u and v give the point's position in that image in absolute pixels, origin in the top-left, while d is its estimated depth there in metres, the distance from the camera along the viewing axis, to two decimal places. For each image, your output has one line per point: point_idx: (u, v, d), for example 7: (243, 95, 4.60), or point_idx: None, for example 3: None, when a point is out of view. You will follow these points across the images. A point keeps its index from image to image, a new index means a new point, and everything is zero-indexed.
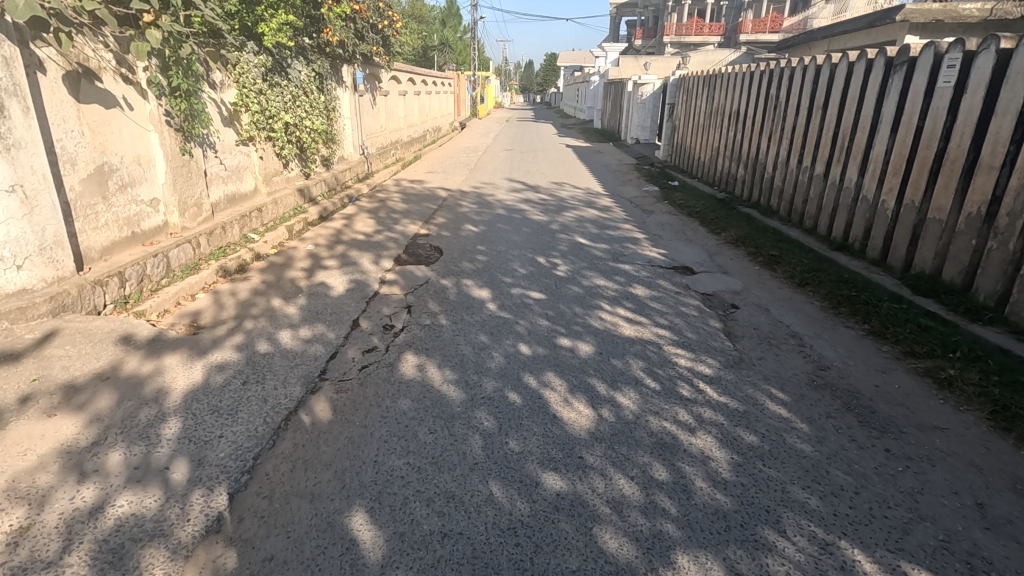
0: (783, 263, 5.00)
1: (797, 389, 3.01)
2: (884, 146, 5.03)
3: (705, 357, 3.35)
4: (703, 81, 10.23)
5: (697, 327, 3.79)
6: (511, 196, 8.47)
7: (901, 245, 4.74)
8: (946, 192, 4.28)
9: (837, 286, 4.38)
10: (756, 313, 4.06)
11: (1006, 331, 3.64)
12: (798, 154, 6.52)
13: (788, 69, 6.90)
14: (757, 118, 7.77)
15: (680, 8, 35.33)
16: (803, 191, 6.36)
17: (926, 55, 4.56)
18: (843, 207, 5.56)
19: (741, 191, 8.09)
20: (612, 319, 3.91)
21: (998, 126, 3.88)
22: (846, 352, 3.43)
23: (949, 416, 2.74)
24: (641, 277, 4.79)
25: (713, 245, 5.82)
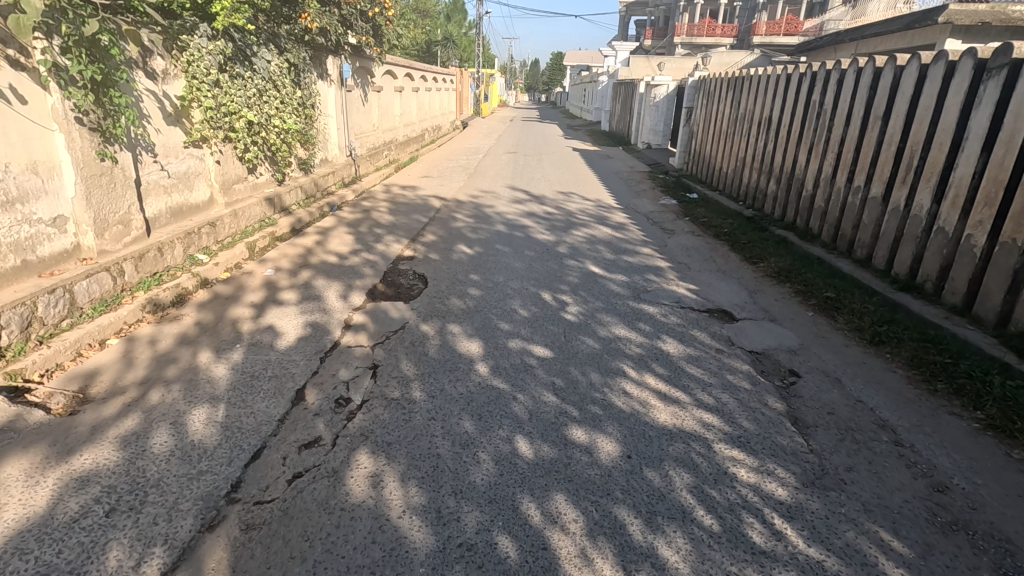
0: (844, 311, 4.07)
1: (917, 534, 2.08)
2: (970, 167, 3.97)
3: (773, 467, 2.42)
4: (727, 83, 9.19)
5: (752, 410, 2.86)
6: (513, 209, 7.52)
7: (995, 294, 3.67)
8: None
9: (923, 348, 3.45)
10: (826, 385, 3.13)
11: None
12: (847, 171, 5.48)
13: (836, 72, 5.87)
14: (792, 126, 6.74)
15: (692, 8, 34.41)
16: (853, 216, 5.31)
17: None
18: (909, 239, 4.50)
19: (773, 210, 7.07)
20: (640, 394, 2.99)
21: None
22: (966, 461, 2.49)
23: None
24: (670, 326, 3.86)
25: (751, 281, 4.89)
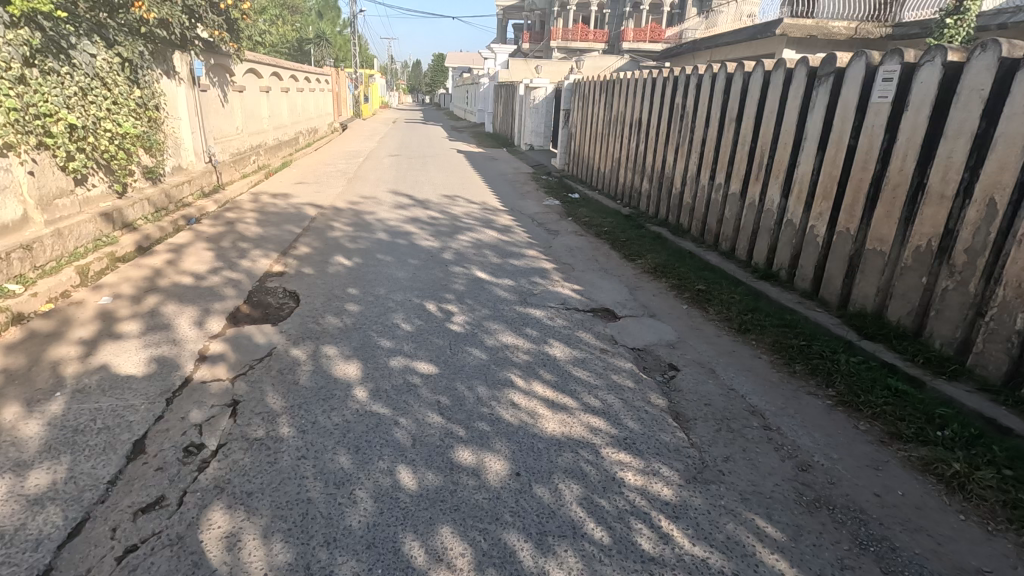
0: (714, 302, 4.31)
1: (788, 516, 2.18)
2: (810, 165, 4.34)
3: (659, 466, 2.45)
4: (600, 86, 9.55)
5: (637, 410, 2.90)
6: (395, 215, 7.22)
7: (836, 279, 4.02)
8: (888, 222, 3.58)
9: (782, 333, 3.73)
10: (702, 377, 3.27)
11: (975, 389, 2.91)
12: (710, 169, 5.86)
13: (695, 77, 6.27)
14: (660, 128, 7.12)
15: (565, 13, 35.76)
16: (717, 211, 5.70)
17: (856, 66, 3.90)
18: (765, 231, 4.88)
19: (648, 207, 7.43)
20: (528, 404, 2.91)
21: (948, 150, 3.18)
22: (823, 438, 2.69)
23: (985, 549, 2.03)
24: (556, 329, 3.85)
25: (631, 278, 5.06)
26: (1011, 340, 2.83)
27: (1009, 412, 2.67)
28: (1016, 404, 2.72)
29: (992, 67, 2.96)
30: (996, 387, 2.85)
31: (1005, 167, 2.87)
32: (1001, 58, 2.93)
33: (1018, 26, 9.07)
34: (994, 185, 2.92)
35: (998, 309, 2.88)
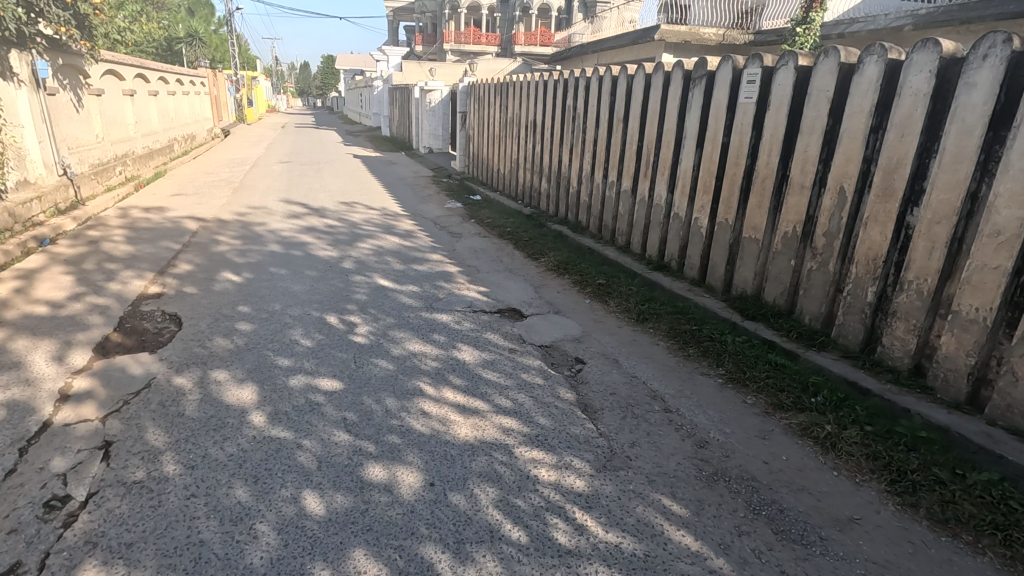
0: (614, 295, 4.50)
1: (690, 492, 2.31)
2: (691, 161, 4.65)
3: (570, 459, 2.51)
4: (495, 88, 9.65)
5: (547, 406, 2.95)
6: (288, 225, 6.82)
7: (720, 266, 4.34)
8: (760, 212, 3.92)
9: (676, 319, 3.97)
10: (607, 367, 3.40)
11: (839, 357, 3.26)
12: (603, 168, 6.11)
13: (583, 80, 6.50)
14: (555, 129, 7.31)
15: (456, 15, 35.79)
16: (612, 207, 5.95)
17: (724, 70, 4.23)
18: (656, 224, 5.17)
19: (548, 207, 7.61)
20: (439, 411, 2.86)
21: (804, 145, 3.54)
22: (717, 415, 2.89)
23: (855, 499, 2.29)
24: (464, 333, 3.82)
25: (536, 277, 5.16)
26: (864, 311, 3.20)
27: (866, 375, 3.02)
28: (872, 367, 3.08)
29: (834, 71, 3.33)
30: (856, 354, 3.22)
31: (849, 158, 3.24)
32: (841, 63, 3.31)
33: (853, 35, 10.29)
34: (842, 175, 3.29)
35: (852, 284, 3.25)
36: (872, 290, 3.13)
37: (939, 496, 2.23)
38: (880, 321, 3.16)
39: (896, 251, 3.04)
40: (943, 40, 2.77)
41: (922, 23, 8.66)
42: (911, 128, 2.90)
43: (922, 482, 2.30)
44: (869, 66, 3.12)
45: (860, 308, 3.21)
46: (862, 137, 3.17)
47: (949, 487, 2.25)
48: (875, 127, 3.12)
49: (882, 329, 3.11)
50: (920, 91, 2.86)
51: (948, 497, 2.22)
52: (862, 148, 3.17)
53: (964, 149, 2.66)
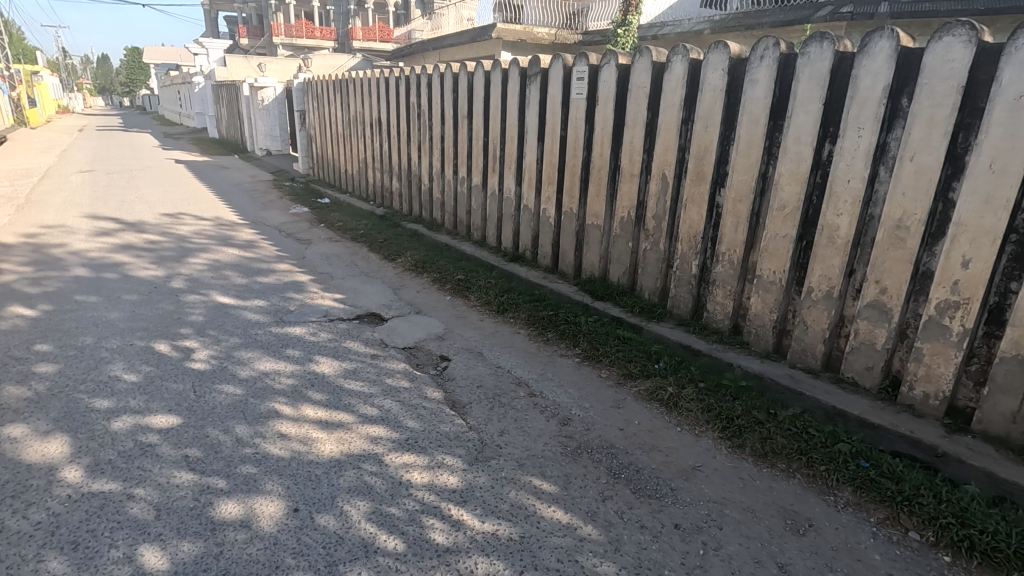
0: (474, 289, 4.56)
1: (558, 469, 2.44)
2: (534, 155, 4.85)
3: (442, 458, 2.50)
4: (333, 85, 9.19)
5: (415, 408, 2.90)
6: (96, 245, 5.88)
7: (569, 252, 4.60)
8: (599, 199, 4.22)
9: (533, 306, 4.13)
10: (472, 361, 3.44)
11: (675, 325, 3.64)
12: (453, 164, 6.13)
13: (424, 76, 6.43)
14: (400, 126, 7.16)
15: (285, 7, 33.44)
16: (465, 203, 6.00)
17: (556, 67, 4.46)
18: (508, 217, 5.32)
19: (401, 206, 7.45)
20: (298, 431, 2.67)
21: (631, 136, 3.88)
22: (576, 393, 3.08)
23: (696, 449, 2.58)
24: (321, 344, 3.61)
25: (394, 278, 5.04)
26: (691, 282, 3.61)
27: (698, 338, 3.41)
28: (701, 331, 3.48)
29: (648, 69, 3.69)
30: (688, 321, 3.62)
31: (668, 147, 3.61)
32: (653, 62, 3.67)
33: (665, 38, 11.49)
34: (663, 163, 3.66)
35: (680, 260, 3.65)
36: (695, 263, 3.55)
37: (760, 435, 2.60)
38: (704, 290, 3.58)
39: (711, 228, 3.47)
40: (730, 43, 3.20)
41: (717, 28, 9.94)
42: (713, 119, 3.31)
43: (746, 425, 2.66)
44: (677, 65, 3.50)
45: (688, 279, 3.62)
46: (676, 128, 3.55)
47: (766, 425, 2.64)
48: (685, 119, 3.51)
49: (707, 297, 3.54)
50: (717, 87, 3.27)
51: (766, 433, 2.59)
52: (678, 138, 3.56)
53: (754, 136, 3.11)
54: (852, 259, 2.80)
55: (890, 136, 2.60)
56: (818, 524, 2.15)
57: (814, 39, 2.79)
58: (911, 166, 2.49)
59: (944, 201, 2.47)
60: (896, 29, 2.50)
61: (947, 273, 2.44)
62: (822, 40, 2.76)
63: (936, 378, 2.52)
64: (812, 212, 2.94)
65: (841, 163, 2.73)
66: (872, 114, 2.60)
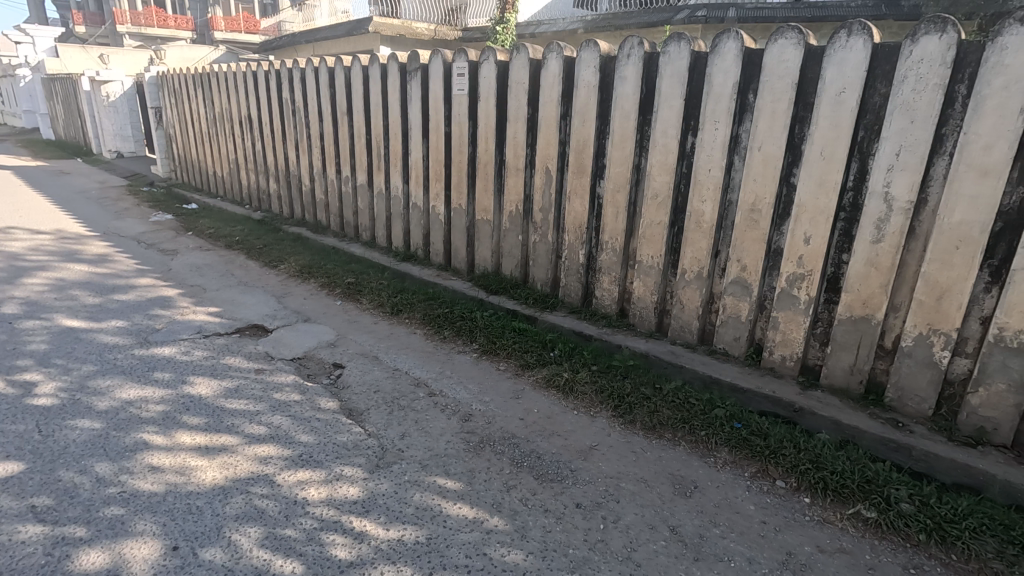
0: (366, 292, 4.41)
1: (462, 465, 2.43)
2: (419, 152, 4.77)
3: (341, 469, 2.39)
4: (192, 80, 8.38)
5: (307, 421, 2.75)
6: None
7: (461, 248, 4.59)
8: (487, 195, 4.25)
9: (429, 305, 4.08)
10: (368, 366, 3.33)
11: (567, 313, 3.78)
12: (334, 163, 5.86)
13: (296, 71, 6.06)
14: (274, 124, 6.71)
15: None
16: (350, 203, 5.76)
17: (435, 63, 4.40)
18: (397, 216, 5.19)
19: (280, 209, 6.99)
20: (173, 461, 2.42)
21: (514, 132, 3.95)
22: (476, 388, 3.09)
23: (593, 430, 2.71)
24: (196, 363, 3.30)
25: (277, 286, 4.73)
26: (579, 271, 3.76)
27: (589, 324, 3.57)
28: (591, 317, 3.65)
29: (526, 66, 3.77)
30: (579, 308, 3.78)
31: (550, 141, 3.72)
32: (530, 59, 3.76)
33: (542, 36, 11.85)
34: (546, 157, 3.77)
35: (568, 250, 3.79)
36: (582, 252, 3.70)
37: (648, 409, 2.78)
38: (591, 277, 3.75)
39: (594, 218, 3.64)
40: (599, 41, 3.36)
41: (589, 27, 10.44)
42: (589, 114, 3.47)
43: (635, 402, 2.84)
44: (552, 62, 3.60)
45: (576, 269, 3.77)
46: (556, 123, 3.67)
47: (653, 400, 2.83)
48: (564, 115, 3.64)
49: (594, 284, 3.71)
50: (590, 83, 3.42)
51: (653, 407, 2.78)
52: (558, 132, 3.68)
53: (626, 130, 3.29)
54: (717, 242, 3.08)
55: (741, 129, 2.88)
56: (702, 485, 2.34)
57: (673, 39, 3.01)
58: (760, 155, 2.79)
59: (788, 185, 2.78)
60: (740, 31, 2.77)
61: (793, 249, 2.76)
62: (680, 40, 2.99)
63: (790, 342, 2.85)
64: (681, 200, 3.19)
65: (703, 153, 2.99)
66: (725, 108, 2.86)
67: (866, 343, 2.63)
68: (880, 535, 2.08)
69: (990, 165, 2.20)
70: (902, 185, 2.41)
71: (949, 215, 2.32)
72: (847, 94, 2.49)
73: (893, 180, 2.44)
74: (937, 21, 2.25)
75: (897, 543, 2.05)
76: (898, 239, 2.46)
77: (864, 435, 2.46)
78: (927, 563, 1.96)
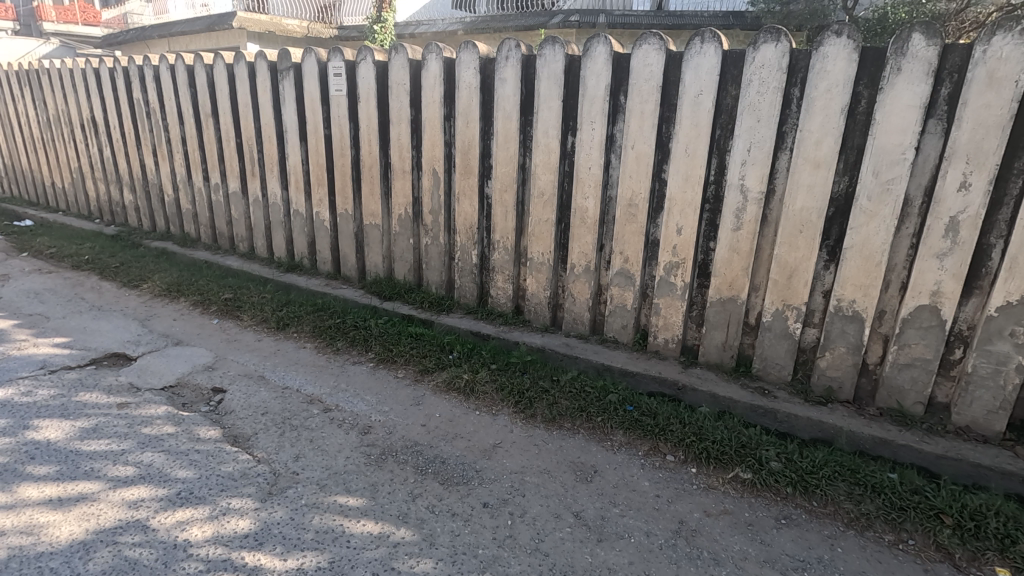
0: (246, 308, 4.09)
1: (364, 480, 2.34)
2: (298, 156, 4.50)
3: (228, 503, 2.20)
4: (17, 77, 7.24)
5: (185, 454, 2.49)
6: None
7: (350, 255, 4.42)
8: (374, 199, 4.13)
9: (317, 316, 3.88)
10: (252, 387, 3.09)
11: (464, 314, 3.78)
12: (201, 170, 5.37)
13: (149, 68, 5.45)
14: (124, 127, 6.00)
15: None
16: (222, 212, 5.31)
17: (309, 62, 4.18)
18: (277, 224, 4.87)
19: (139, 221, 6.27)
20: (16, 521, 2.08)
21: (398, 133, 3.86)
22: (374, 398, 2.99)
23: (496, 428, 2.74)
24: (42, 404, 2.86)
25: (139, 309, 4.24)
26: (472, 271, 3.77)
27: (485, 324, 3.59)
28: (488, 316, 3.67)
29: (406, 66, 3.70)
30: (474, 308, 3.79)
31: (435, 143, 3.69)
32: (409, 59, 3.69)
33: (421, 36, 11.73)
34: (432, 158, 3.74)
35: (460, 251, 3.79)
36: (474, 253, 3.72)
37: (548, 402, 2.86)
38: (485, 276, 3.77)
39: (484, 218, 3.67)
40: (477, 43, 3.38)
41: (468, 29, 10.53)
42: (472, 115, 3.48)
43: (535, 396, 2.91)
44: (432, 63, 3.57)
45: (470, 269, 3.77)
46: (440, 124, 3.65)
47: (552, 392, 2.91)
48: (447, 116, 3.63)
49: (488, 283, 3.74)
50: (471, 84, 3.44)
51: (552, 399, 2.87)
52: (443, 133, 3.66)
53: (509, 130, 3.35)
54: (601, 236, 3.23)
55: (615, 128, 3.05)
56: (602, 468, 2.45)
57: (547, 42, 3.10)
58: (633, 153, 2.97)
59: (659, 180, 3.00)
60: (608, 36, 2.93)
61: (668, 240, 2.98)
62: (554, 44, 3.09)
63: (671, 326, 3.07)
64: (565, 197, 3.31)
65: (582, 153, 3.12)
66: (600, 109, 3.01)
67: (734, 321, 2.90)
68: (755, 493, 2.31)
69: (821, 158, 2.52)
70: (754, 177, 2.70)
71: (793, 203, 2.63)
72: (704, 96, 2.73)
73: (747, 173, 2.71)
74: (773, 32, 2.54)
75: (769, 498, 2.29)
76: (754, 227, 2.75)
77: (738, 405, 2.72)
78: (794, 512, 2.21)
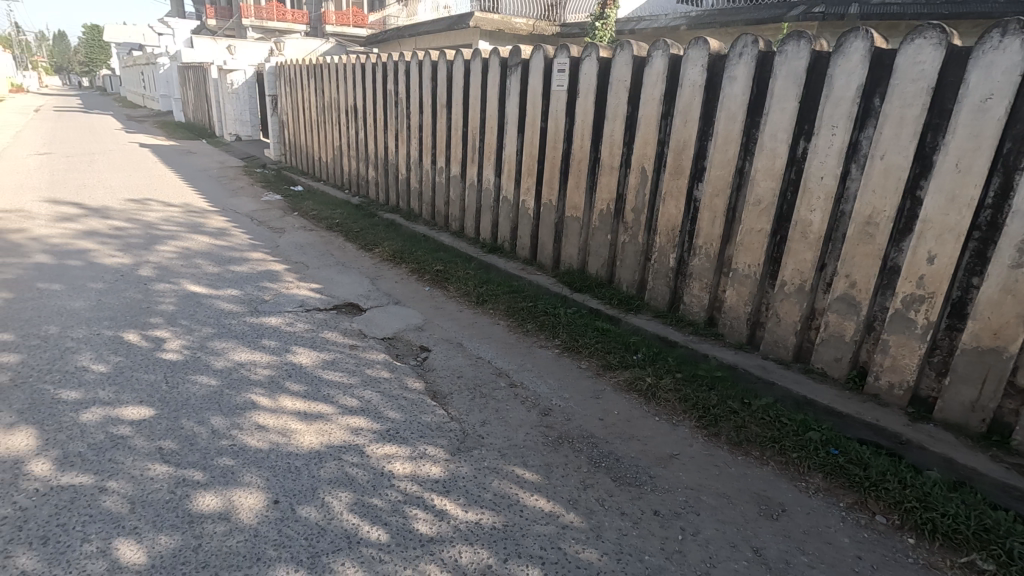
0: (453, 281, 4.55)
1: (540, 459, 2.46)
2: (514, 146, 4.82)
3: (424, 449, 2.50)
4: (306, 70, 8.94)
5: (395, 398, 2.89)
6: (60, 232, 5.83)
7: (547, 244, 4.61)
8: (579, 192, 4.24)
9: (512, 297, 4.14)
10: (452, 352, 3.44)
11: (652, 317, 3.69)
12: (431, 154, 6.07)
13: (402, 64, 6.30)
14: (377, 114, 7.04)
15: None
16: (442, 193, 5.94)
17: (537, 59, 4.42)
18: (486, 208, 5.29)
19: (377, 195, 7.34)
20: (276, 422, 2.63)
21: (611, 130, 3.90)
22: (556, 383, 3.12)
23: (674, 438, 2.65)
24: (298, 335, 3.56)
25: (370, 269, 4.99)
26: (668, 274, 3.66)
27: (675, 330, 3.47)
28: (678, 323, 3.54)
29: (629, 63, 3.70)
30: (664, 312, 3.68)
31: (648, 141, 3.65)
32: (634, 56, 3.68)
33: (642, 31, 11.57)
34: (643, 157, 3.70)
35: (658, 253, 3.70)
36: (673, 256, 3.60)
37: (736, 425, 2.67)
38: (680, 282, 3.64)
39: (688, 222, 3.53)
40: (710, 39, 3.23)
41: (693, 24, 10.07)
42: (692, 114, 3.36)
43: (722, 415, 2.74)
44: (657, 59, 3.52)
45: (665, 272, 3.67)
46: (657, 122, 3.58)
47: (741, 415, 2.71)
48: (665, 114, 3.55)
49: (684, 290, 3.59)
50: (696, 82, 3.31)
51: (741, 422, 2.68)
52: (658, 132, 3.59)
53: (731, 132, 3.16)
54: (824, 254, 2.88)
55: (862, 135, 2.68)
56: (791, 509, 2.22)
57: (792, 38, 2.84)
58: (881, 165, 2.58)
59: (912, 198, 2.56)
60: (870, 30, 2.57)
61: (914, 269, 2.54)
62: (800, 39, 2.82)
63: (901, 369, 2.63)
64: (786, 208, 3.02)
65: (815, 160, 2.81)
66: (846, 113, 2.67)
67: (994, 377, 2.37)
68: None
69: None
70: None
71: None
72: (994, 101, 2.25)
73: None
74: None
75: None
76: None
77: (984, 479, 2.22)
78: None
